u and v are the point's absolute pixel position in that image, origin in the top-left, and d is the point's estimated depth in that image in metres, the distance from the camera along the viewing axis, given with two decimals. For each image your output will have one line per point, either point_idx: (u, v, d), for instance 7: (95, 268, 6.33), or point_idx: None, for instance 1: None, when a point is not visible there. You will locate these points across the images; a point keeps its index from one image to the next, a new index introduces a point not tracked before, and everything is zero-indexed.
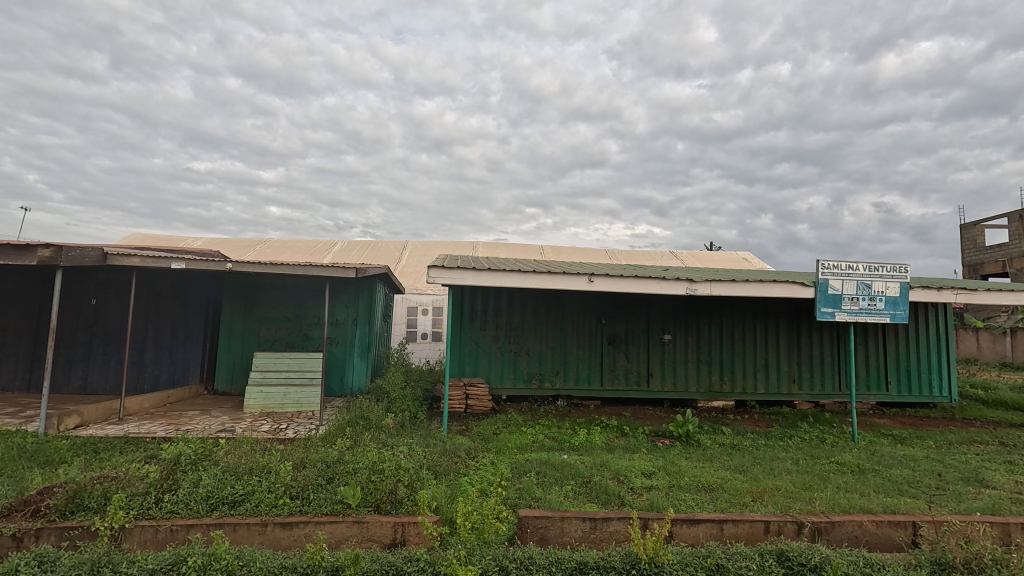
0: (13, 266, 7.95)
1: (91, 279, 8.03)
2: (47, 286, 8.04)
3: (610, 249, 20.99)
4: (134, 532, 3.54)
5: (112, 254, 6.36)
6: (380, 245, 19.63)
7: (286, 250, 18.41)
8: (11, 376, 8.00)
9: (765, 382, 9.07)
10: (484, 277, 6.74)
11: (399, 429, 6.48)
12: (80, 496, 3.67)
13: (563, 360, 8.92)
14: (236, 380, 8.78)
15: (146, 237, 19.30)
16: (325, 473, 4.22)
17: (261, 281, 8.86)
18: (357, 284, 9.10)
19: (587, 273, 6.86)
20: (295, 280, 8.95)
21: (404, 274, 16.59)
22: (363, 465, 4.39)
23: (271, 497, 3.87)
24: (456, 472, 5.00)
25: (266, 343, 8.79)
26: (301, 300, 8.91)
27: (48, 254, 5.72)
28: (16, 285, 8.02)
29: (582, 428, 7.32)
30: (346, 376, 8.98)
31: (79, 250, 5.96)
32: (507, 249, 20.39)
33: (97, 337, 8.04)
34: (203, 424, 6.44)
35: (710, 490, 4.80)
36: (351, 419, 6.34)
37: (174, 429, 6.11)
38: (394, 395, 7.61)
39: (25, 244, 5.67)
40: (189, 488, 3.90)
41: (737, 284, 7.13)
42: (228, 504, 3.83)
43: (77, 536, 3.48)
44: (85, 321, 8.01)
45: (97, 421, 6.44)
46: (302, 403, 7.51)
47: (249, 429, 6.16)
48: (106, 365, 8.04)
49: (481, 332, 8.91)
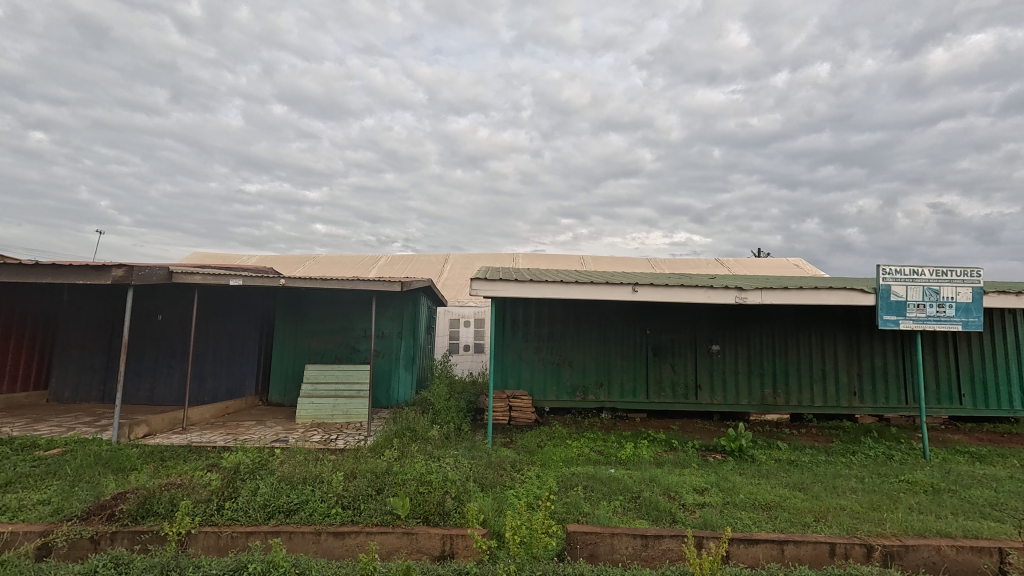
0: (91, 285, 8.59)
1: (158, 296, 8.58)
2: (119, 302, 8.63)
3: (653, 259, 20.69)
4: (199, 537, 3.71)
5: (177, 273, 6.74)
6: (422, 259, 20.09)
7: (334, 265, 19.11)
8: (88, 387, 8.61)
9: (823, 395, 8.62)
10: (525, 288, 6.70)
11: (445, 441, 6.53)
12: (150, 502, 3.87)
13: (606, 372, 8.78)
14: (289, 392, 9.10)
15: (206, 256, 20.66)
16: (375, 483, 4.29)
17: (311, 296, 9.18)
18: (401, 297, 9.31)
19: (631, 282, 6.71)
20: (342, 294, 9.23)
21: (446, 287, 16.88)
22: (411, 475, 4.43)
23: (324, 506, 3.98)
24: (502, 484, 4.99)
25: (316, 355, 9.09)
26: (348, 313, 9.18)
27: (121, 273, 6.14)
28: (93, 302, 8.65)
29: (628, 442, 7.16)
30: (392, 388, 9.16)
31: (148, 269, 6.36)
32: (549, 260, 20.45)
33: (164, 350, 8.55)
34: (259, 434, 6.72)
35: (769, 508, 4.57)
36: (398, 430, 6.44)
37: (233, 438, 6.40)
38: (439, 407, 7.67)
39: (101, 264, 6.10)
40: (248, 496, 4.04)
41: (792, 292, 6.78)
42: (284, 512, 3.95)
43: (148, 539, 3.67)
44: (153, 335, 8.54)
45: (163, 429, 6.82)
46: (351, 414, 7.74)
47: (302, 439, 6.37)
48: (170, 377, 8.53)
49: (522, 344, 8.89)
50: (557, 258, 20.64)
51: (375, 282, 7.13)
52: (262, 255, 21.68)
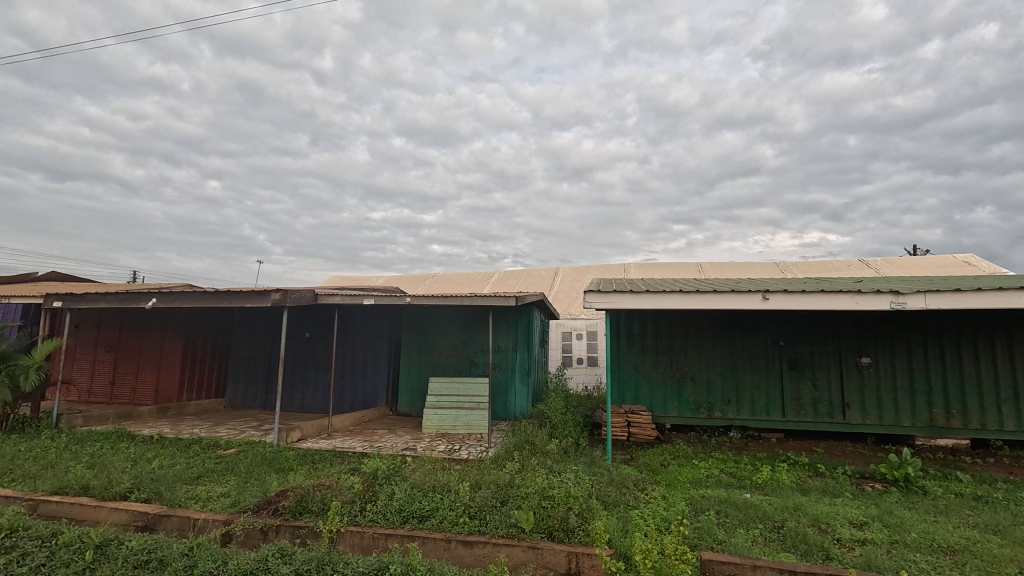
0: (255, 308, 10.00)
1: (306, 316, 9.71)
2: (276, 322, 9.91)
3: (781, 263, 18.87)
4: (346, 535, 4.06)
5: (320, 294, 7.57)
6: (532, 273, 20.42)
7: (450, 282, 20.18)
8: (254, 396, 9.97)
9: (1016, 418, 7.13)
10: (642, 299, 6.44)
11: (564, 455, 6.48)
12: (306, 500, 4.32)
13: (734, 387, 8.12)
14: (416, 403, 9.71)
15: (341, 278, 23.02)
16: (499, 494, 4.39)
17: (433, 312, 9.77)
18: (516, 311, 9.52)
19: (761, 289, 6.16)
20: (460, 310, 9.69)
21: (558, 301, 16.94)
22: (534, 489, 4.46)
23: (452, 515, 4.14)
24: (626, 504, 4.81)
25: (439, 368, 9.61)
26: (466, 328, 9.61)
27: (278, 296, 7.05)
28: (256, 322, 10.04)
29: (764, 465, 6.52)
30: (509, 401, 9.36)
31: (298, 292, 7.23)
32: (663, 269, 19.61)
33: (311, 364, 9.62)
34: (391, 442, 7.24)
35: (953, 552, 3.85)
36: (517, 443, 6.53)
37: (369, 445, 6.97)
38: (556, 421, 7.65)
39: (263, 289, 7.07)
40: (386, 500, 4.34)
41: (966, 295, 5.69)
42: (418, 517, 4.19)
43: (305, 534, 4.10)
44: (302, 351, 9.67)
45: (313, 434, 7.65)
46: (472, 425, 8.00)
47: (429, 448, 6.74)
48: (317, 388, 9.56)
49: (639, 358, 8.58)
50: (671, 267, 19.72)
51: (491, 297, 7.37)
52: (388, 276, 23.60)
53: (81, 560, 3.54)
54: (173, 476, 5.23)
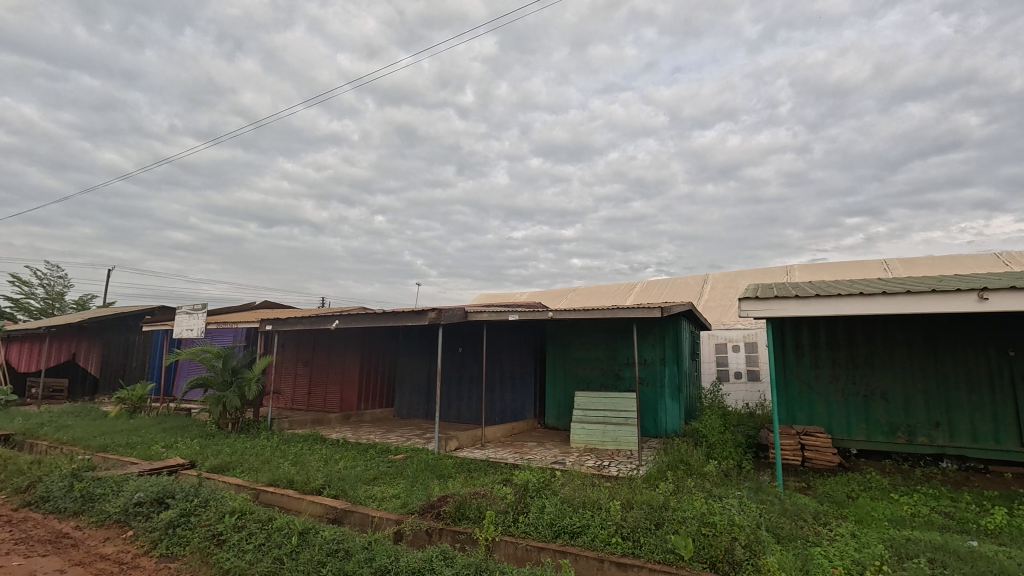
0: (415, 327, 11.05)
1: (458, 332, 10.44)
2: (432, 339, 10.82)
3: (1003, 254, 15.20)
4: (501, 544, 4.20)
5: (470, 312, 8.07)
6: (678, 282, 19.37)
7: (592, 295, 20.07)
8: (417, 407, 10.97)
9: None
10: (810, 306, 5.68)
11: (725, 478, 5.94)
12: (464, 507, 4.59)
13: (944, 408, 6.69)
14: (563, 417, 9.75)
15: (488, 296, 24.34)
16: (653, 516, 4.16)
17: (575, 326, 9.78)
18: (662, 323, 9.09)
19: (976, 288, 5.01)
20: (603, 322, 9.56)
21: (708, 310, 15.79)
22: (691, 514, 4.14)
23: (605, 534, 4.04)
24: (804, 539, 4.21)
25: (584, 382, 9.56)
26: (610, 341, 9.43)
27: (433, 315, 7.70)
28: (417, 339, 11.07)
29: (996, 506, 5.21)
30: (659, 418, 8.92)
31: (451, 310, 7.80)
32: (835, 269, 17.13)
33: (464, 378, 10.29)
34: (540, 455, 7.37)
35: None
36: (671, 463, 6.17)
37: (520, 457, 7.18)
38: (714, 440, 7.06)
39: (421, 309, 7.78)
40: (537, 513, 4.40)
41: None
42: (569, 533, 4.16)
43: (464, 539, 4.34)
44: (456, 365, 10.40)
45: (469, 444, 8.14)
46: (621, 441, 7.76)
47: (577, 463, 6.71)
48: (470, 400, 10.17)
49: (812, 373, 7.56)
50: (846, 266, 17.14)
51: (635, 309, 7.14)
52: (531, 292, 24.32)
53: (289, 543, 4.18)
54: (355, 476, 5.95)
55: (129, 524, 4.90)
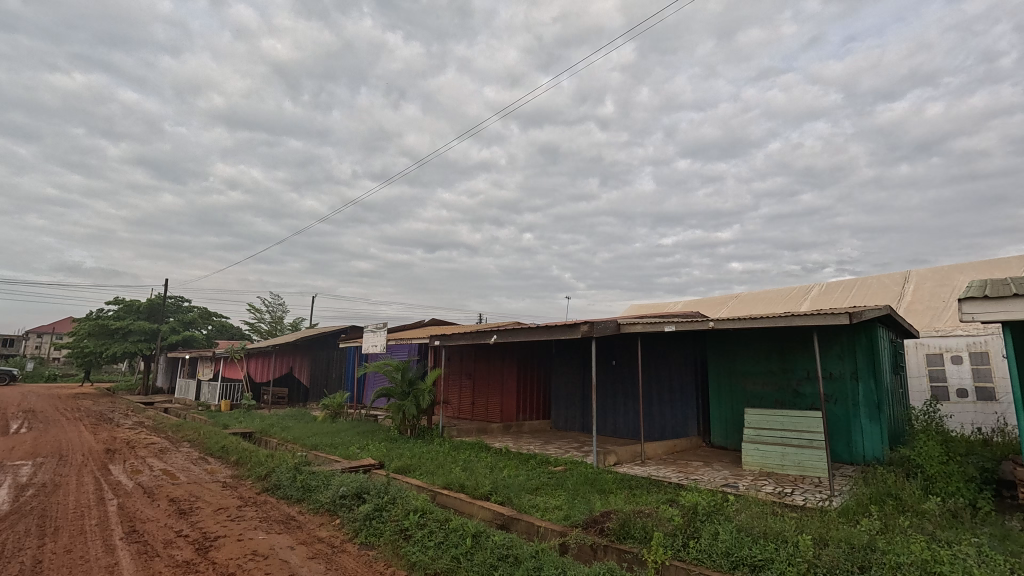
0: (567, 340, 11.19)
1: (612, 345, 10.30)
2: (585, 353, 10.83)
3: None
4: (671, 570, 3.98)
5: (623, 324, 7.89)
6: (869, 282, 16.57)
7: (759, 301, 18.19)
8: (573, 420, 11.02)
9: None
10: None
11: (954, 520, 4.83)
12: (628, 525, 4.46)
13: None
14: (731, 436, 8.93)
15: (641, 306, 23.56)
16: (855, 558, 3.57)
17: (740, 336, 8.96)
18: (850, 331, 7.84)
19: None
20: (774, 332, 8.58)
21: (913, 314, 13.20)
22: (910, 562, 3.46)
23: (793, 571, 3.57)
24: None
25: (755, 399, 8.65)
26: (785, 353, 8.42)
27: (586, 328, 7.71)
28: (570, 353, 11.19)
29: None
30: (854, 441, 7.68)
31: (603, 322, 7.73)
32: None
33: (620, 392, 10.08)
34: (708, 476, 6.84)
35: None
36: (874, 496, 5.24)
37: (686, 477, 6.75)
38: (933, 472, 5.82)
39: (573, 322, 7.86)
40: (710, 540, 4.08)
41: None
42: (750, 566, 3.76)
43: (631, 559, 4.20)
44: (611, 379, 10.26)
45: (628, 460, 7.92)
46: (805, 466, 6.86)
47: (753, 488, 6.08)
48: (627, 415, 9.91)
49: None
50: None
51: (814, 316, 6.29)
52: (687, 301, 22.94)
53: (465, 544, 4.49)
54: (519, 485, 6.18)
55: (336, 513, 5.75)
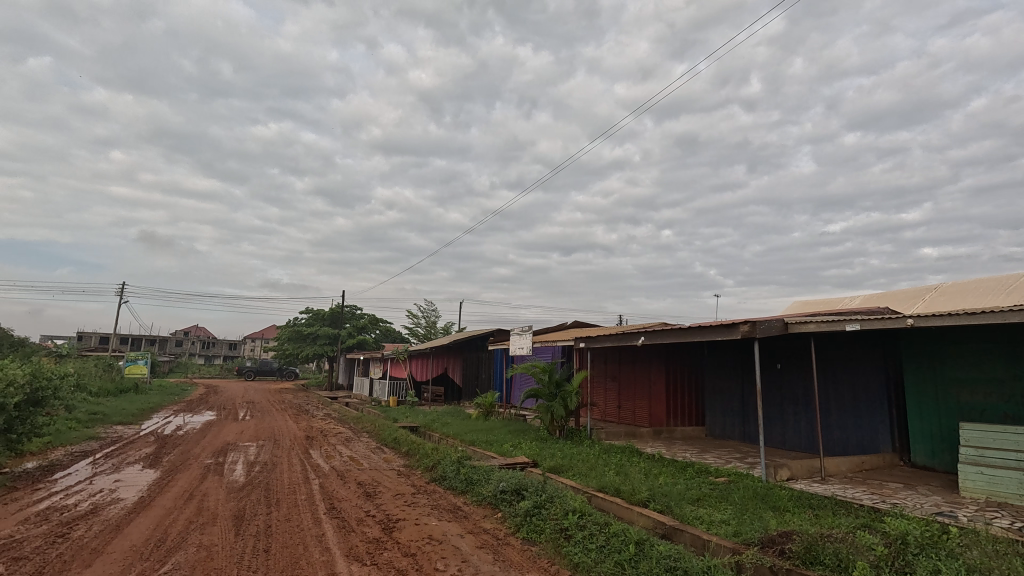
0: (722, 342, 10.42)
1: (776, 347, 9.35)
2: (743, 356, 9.95)
3: None
4: None
5: (791, 323, 7.01)
6: None
7: (970, 292, 14.92)
8: (732, 429, 10.17)
9: None
10: None
11: None
12: (815, 549, 3.95)
13: None
14: (940, 456, 7.40)
15: (808, 302, 20.89)
16: None
17: (948, 336, 7.41)
18: None
19: None
20: (998, 328, 6.83)
21: None
22: None
23: None
24: None
25: (972, 412, 7.03)
26: (1016, 354, 6.62)
27: (747, 327, 7.06)
28: (726, 355, 10.39)
29: None
30: None
31: (767, 322, 6.98)
32: None
33: (789, 399, 9.08)
34: (913, 501, 5.77)
35: None
36: None
37: (882, 500, 5.78)
38: None
39: (731, 322, 7.27)
40: None
41: None
42: None
43: None
44: (776, 385, 9.34)
45: (804, 476, 7.05)
46: None
47: (979, 520, 4.98)
48: (798, 425, 8.86)
49: None
50: None
51: None
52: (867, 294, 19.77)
53: (628, 550, 4.38)
54: (678, 494, 5.87)
55: (498, 506, 6.05)
